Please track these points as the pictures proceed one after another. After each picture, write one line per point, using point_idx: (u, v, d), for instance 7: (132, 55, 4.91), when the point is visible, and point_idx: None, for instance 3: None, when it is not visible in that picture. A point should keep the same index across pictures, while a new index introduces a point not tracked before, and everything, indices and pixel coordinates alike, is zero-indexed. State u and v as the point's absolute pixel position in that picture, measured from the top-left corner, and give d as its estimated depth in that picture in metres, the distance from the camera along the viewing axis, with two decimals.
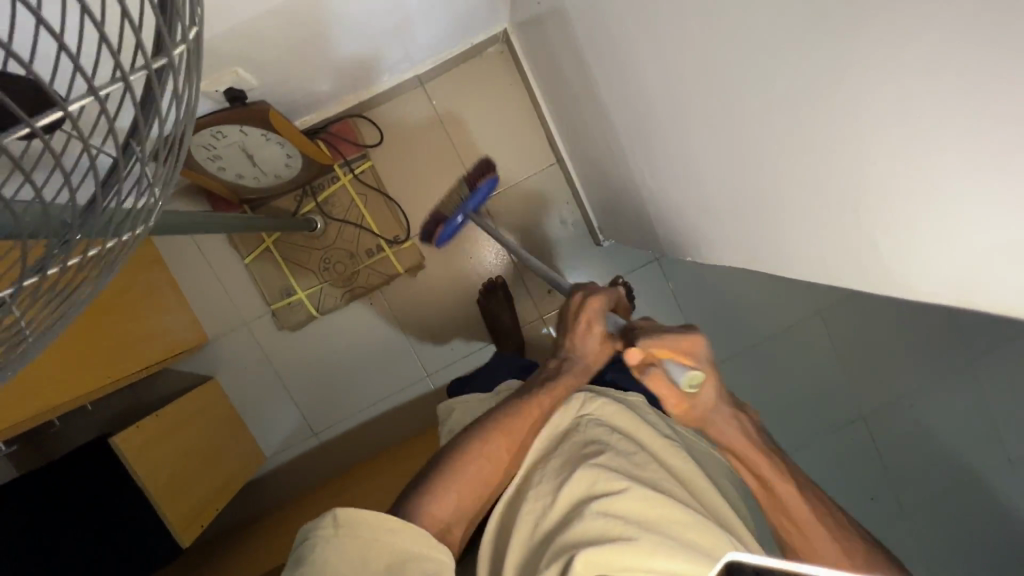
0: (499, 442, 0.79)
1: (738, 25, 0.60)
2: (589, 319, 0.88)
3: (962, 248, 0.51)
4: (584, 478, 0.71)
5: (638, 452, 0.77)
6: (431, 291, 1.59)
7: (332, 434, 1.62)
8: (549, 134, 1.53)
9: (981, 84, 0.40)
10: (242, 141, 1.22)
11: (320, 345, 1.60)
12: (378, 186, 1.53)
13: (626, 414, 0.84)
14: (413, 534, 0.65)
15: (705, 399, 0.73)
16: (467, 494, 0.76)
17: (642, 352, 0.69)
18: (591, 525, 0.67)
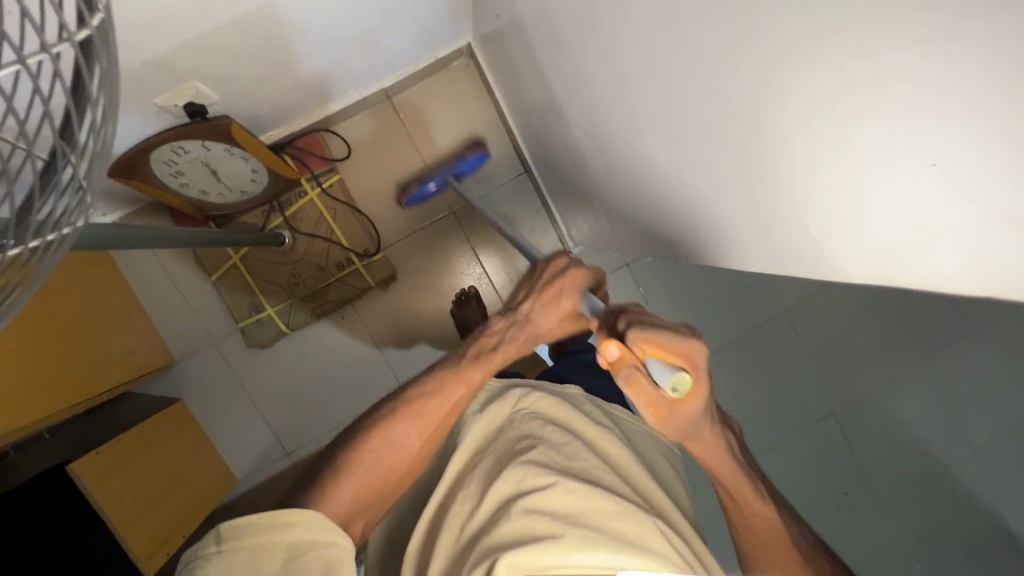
0: (416, 424, 0.80)
1: (662, 24, 0.60)
2: (561, 291, 0.83)
3: (877, 236, 0.48)
4: (509, 478, 0.73)
5: (569, 444, 0.79)
6: (404, 303, 1.58)
7: (305, 454, 1.57)
8: (517, 146, 1.56)
9: (861, 77, 0.41)
10: (206, 156, 1.20)
11: (290, 362, 1.57)
12: (346, 200, 1.53)
13: (560, 405, 0.85)
14: (306, 521, 0.68)
15: (686, 413, 0.65)
16: (374, 483, 0.78)
17: (623, 347, 0.63)
18: (517, 525, 0.68)
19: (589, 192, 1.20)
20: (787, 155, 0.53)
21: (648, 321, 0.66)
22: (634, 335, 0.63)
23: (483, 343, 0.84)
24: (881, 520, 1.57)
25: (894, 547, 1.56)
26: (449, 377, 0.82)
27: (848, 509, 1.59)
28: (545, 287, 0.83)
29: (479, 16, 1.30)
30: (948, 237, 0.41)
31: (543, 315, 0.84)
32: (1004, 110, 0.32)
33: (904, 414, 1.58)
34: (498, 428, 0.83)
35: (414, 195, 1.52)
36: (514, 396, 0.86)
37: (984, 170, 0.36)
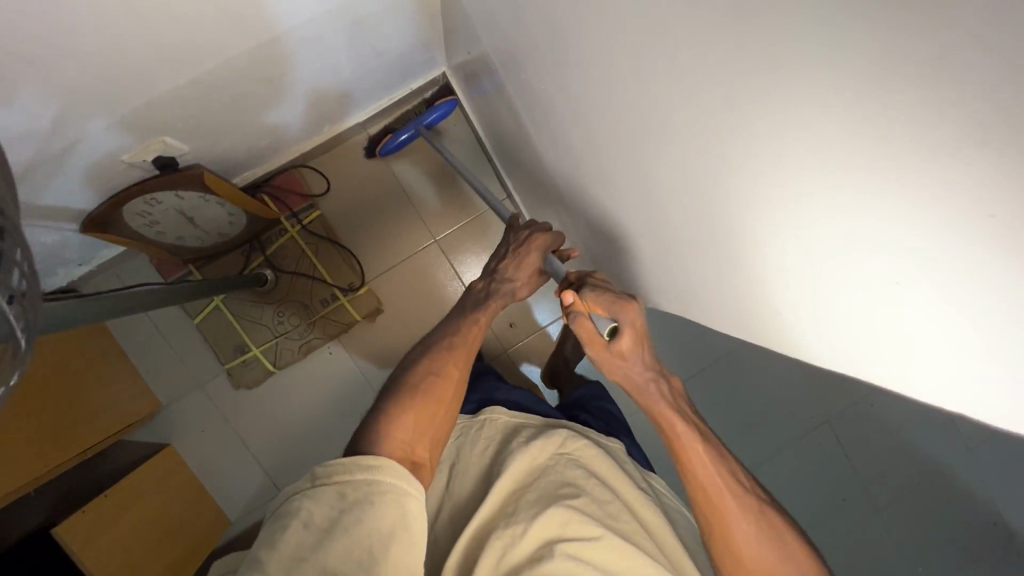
0: (447, 359, 0.93)
1: (625, 84, 0.59)
2: (529, 246, 1.03)
3: (845, 317, 0.47)
4: (556, 517, 0.76)
5: (612, 503, 0.82)
6: (393, 334, 1.56)
7: None
8: (498, 172, 1.55)
9: (827, 166, 0.39)
10: (178, 205, 1.18)
11: (280, 400, 1.55)
12: (327, 235, 1.52)
13: (605, 460, 0.89)
14: (390, 472, 0.71)
15: (624, 355, 0.82)
16: (428, 414, 0.86)
17: (575, 297, 0.83)
18: (559, 564, 0.71)
19: (569, 227, 1.18)
20: (766, 250, 0.51)
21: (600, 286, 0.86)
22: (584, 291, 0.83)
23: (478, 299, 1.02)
24: (881, 526, 1.57)
25: (898, 553, 1.56)
26: (460, 326, 0.98)
27: (849, 516, 1.58)
28: (518, 246, 1.04)
29: (452, 49, 1.29)
30: (930, 355, 0.40)
31: (519, 271, 1.03)
32: (987, 257, 0.31)
33: (899, 421, 1.58)
34: (541, 467, 0.85)
35: (387, 146, 1.38)
36: (558, 439, 0.90)
37: (955, 305, 0.35)
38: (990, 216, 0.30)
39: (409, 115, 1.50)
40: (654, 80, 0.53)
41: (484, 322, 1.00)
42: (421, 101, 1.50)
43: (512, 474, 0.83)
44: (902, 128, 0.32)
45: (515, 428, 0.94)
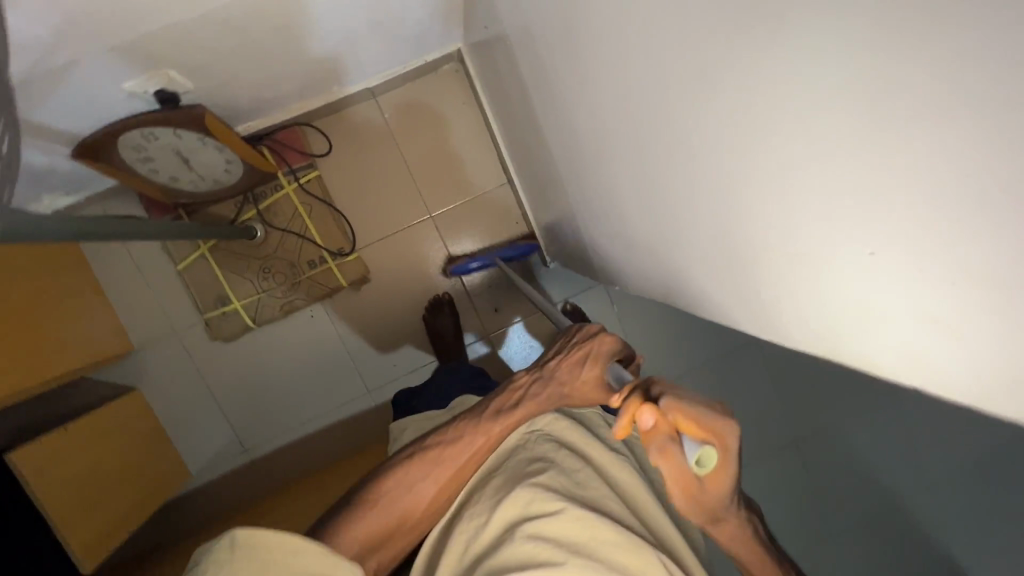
0: (437, 464, 0.81)
1: (628, 55, 0.57)
2: (589, 351, 0.78)
3: (821, 300, 0.47)
4: (519, 497, 0.75)
5: (581, 472, 0.82)
6: (376, 305, 1.56)
7: (263, 452, 1.55)
8: (501, 156, 1.55)
9: (809, 138, 0.38)
10: (177, 143, 1.16)
11: (255, 358, 1.54)
12: (323, 197, 1.51)
13: (578, 432, 0.89)
14: (320, 560, 0.64)
15: (709, 492, 0.60)
16: (395, 521, 0.77)
17: (657, 415, 0.53)
18: (520, 548, 0.70)
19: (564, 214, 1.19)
20: (760, 236, 0.50)
21: (669, 385, 0.58)
22: (669, 402, 0.54)
23: (506, 398, 0.84)
24: None
25: None
26: (471, 428, 0.83)
27: None
28: (579, 344, 0.80)
29: (470, 25, 1.28)
30: (895, 336, 0.41)
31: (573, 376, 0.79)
32: (979, 234, 0.30)
33: None
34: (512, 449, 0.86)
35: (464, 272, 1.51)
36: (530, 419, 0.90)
37: (928, 287, 0.36)
38: (981, 200, 0.29)
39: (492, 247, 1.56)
40: (654, 51, 0.52)
41: (500, 432, 0.84)
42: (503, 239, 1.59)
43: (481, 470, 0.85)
44: (878, 118, 0.32)
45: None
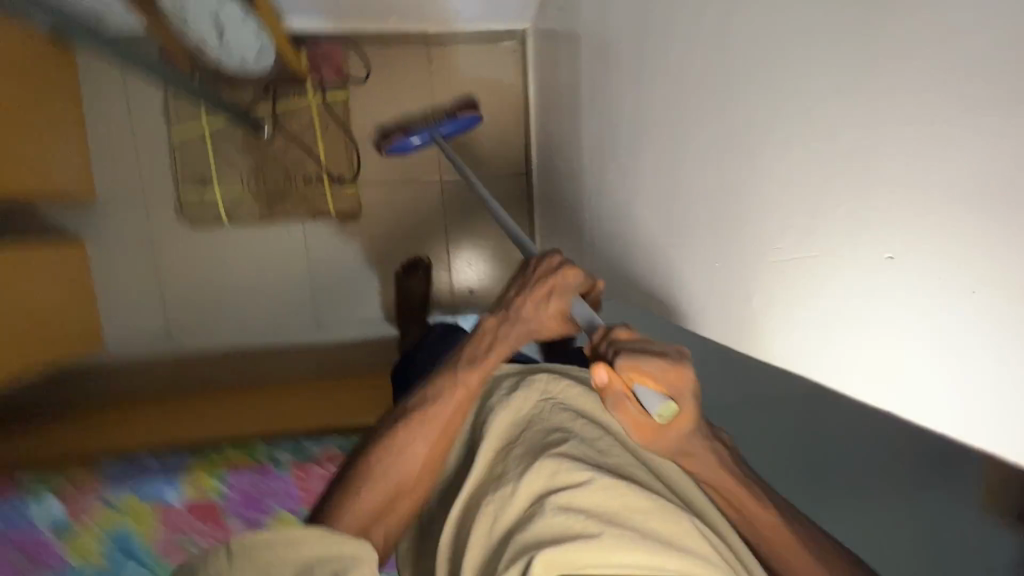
0: (422, 427, 0.67)
1: (743, 40, 0.60)
2: (554, 288, 0.69)
3: (850, 331, 0.51)
4: (542, 468, 0.57)
5: (609, 438, 0.63)
6: (356, 244, 1.50)
7: (189, 349, 1.48)
8: (528, 146, 1.53)
9: (926, 150, 0.42)
10: (217, 10, 1.08)
11: (215, 253, 1.46)
12: (343, 121, 1.45)
13: (600, 390, 0.68)
14: (314, 535, 0.53)
15: (690, 446, 0.54)
16: (387, 495, 0.65)
17: (611, 371, 0.50)
18: (552, 522, 0.52)
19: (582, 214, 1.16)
20: (806, 251, 0.54)
21: (629, 344, 0.54)
22: (621, 359, 0.50)
23: (474, 346, 0.68)
24: None
25: None
26: (443, 385, 0.68)
27: None
28: (540, 282, 0.70)
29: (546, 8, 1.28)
30: (906, 373, 0.47)
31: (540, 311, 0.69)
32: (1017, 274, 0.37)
33: None
34: (526, 419, 0.66)
35: (396, 146, 1.29)
36: (540, 380, 0.68)
37: (925, 310, 0.44)
38: None
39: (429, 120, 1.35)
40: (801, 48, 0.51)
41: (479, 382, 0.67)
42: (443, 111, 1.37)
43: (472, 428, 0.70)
44: None
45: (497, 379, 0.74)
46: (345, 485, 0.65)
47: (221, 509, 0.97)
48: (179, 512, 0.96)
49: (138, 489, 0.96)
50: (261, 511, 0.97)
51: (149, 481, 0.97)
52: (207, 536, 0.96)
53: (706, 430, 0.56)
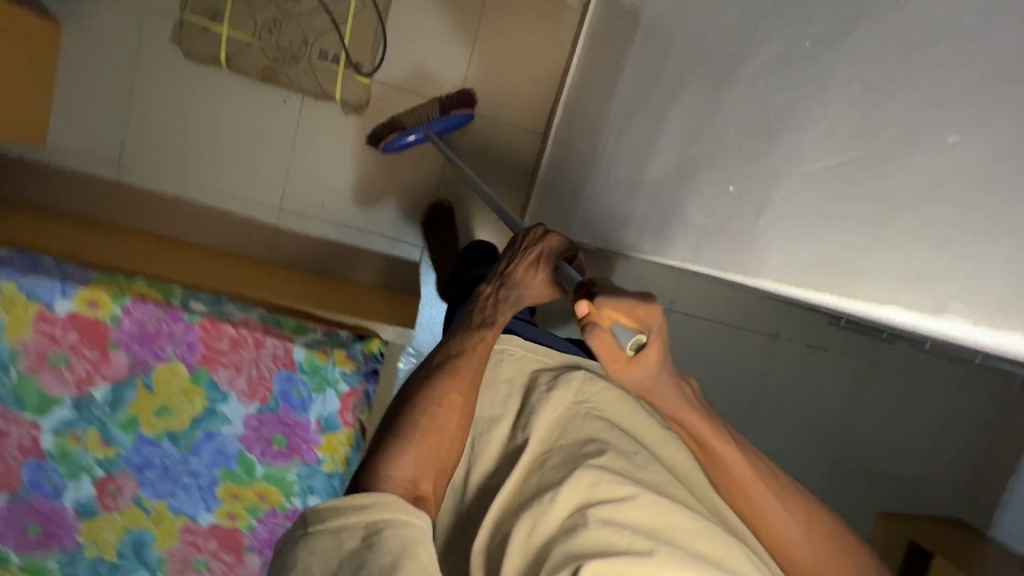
0: (454, 384, 0.69)
1: None
2: (542, 254, 0.69)
3: None
4: (582, 479, 0.66)
5: (639, 454, 0.73)
6: (345, 140, 1.40)
7: (134, 182, 1.36)
8: (553, 107, 1.44)
9: None
10: None
11: (197, 93, 1.34)
12: (379, 7, 1.33)
13: (628, 407, 0.80)
14: (381, 501, 0.56)
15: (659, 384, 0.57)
16: (428, 455, 0.65)
17: (591, 307, 0.52)
18: (596, 533, 0.61)
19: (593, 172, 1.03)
20: None
21: (608, 284, 0.56)
22: (601, 295, 0.52)
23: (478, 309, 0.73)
24: None
25: None
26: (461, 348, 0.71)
27: None
28: (530, 245, 0.70)
29: None
30: None
31: (529, 279, 0.70)
32: None
33: None
34: (560, 422, 0.77)
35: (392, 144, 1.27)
36: (575, 385, 0.80)
37: None
38: None
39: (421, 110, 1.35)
40: None
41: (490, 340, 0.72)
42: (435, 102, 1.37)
43: (512, 420, 0.79)
44: None
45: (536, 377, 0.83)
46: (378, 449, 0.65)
47: (112, 334, 0.88)
48: (61, 324, 0.86)
49: (21, 284, 0.85)
50: (154, 355, 0.89)
51: (37, 280, 0.85)
52: (85, 360, 0.88)
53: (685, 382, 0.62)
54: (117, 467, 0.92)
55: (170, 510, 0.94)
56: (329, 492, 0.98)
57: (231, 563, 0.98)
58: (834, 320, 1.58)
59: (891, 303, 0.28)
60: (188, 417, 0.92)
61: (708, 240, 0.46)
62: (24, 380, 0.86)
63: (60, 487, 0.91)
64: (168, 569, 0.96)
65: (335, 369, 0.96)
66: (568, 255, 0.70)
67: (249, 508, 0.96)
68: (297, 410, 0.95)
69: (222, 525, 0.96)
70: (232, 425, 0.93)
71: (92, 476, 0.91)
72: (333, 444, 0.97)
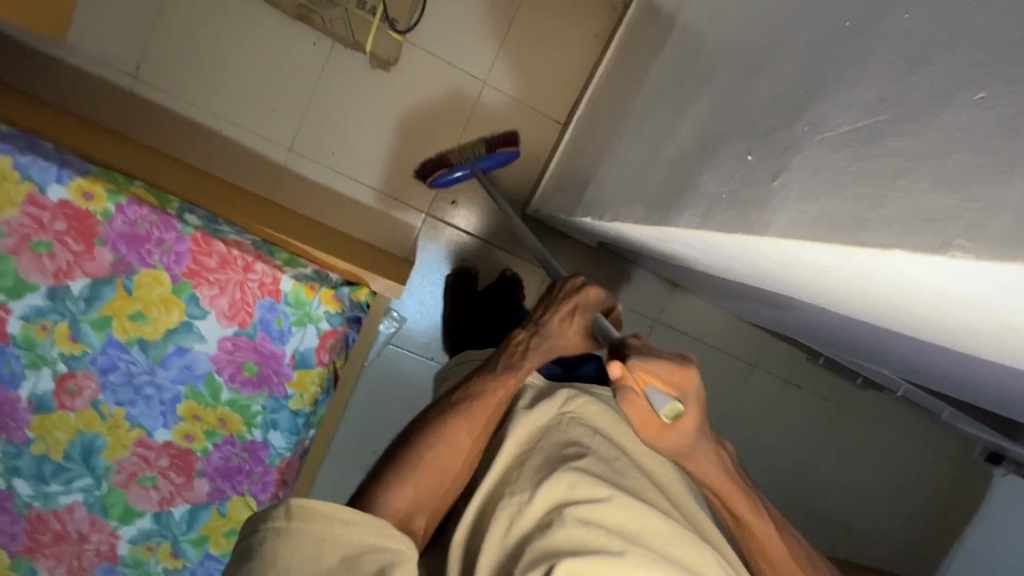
0: (463, 423, 0.77)
1: None
2: (579, 305, 0.78)
3: None
4: (560, 481, 0.68)
5: (619, 459, 0.75)
6: (369, 93, 1.39)
7: (149, 95, 1.33)
8: (579, 99, 1.44)
9: None
10: None
11: (229, 19, 1.33)
12: None
13: (610, 415, 0.82)
14: (370, 524, 0.62)
15: (680, 438, 0.60)
16: (431, 483, 0.74)
17: (623, 368, 0.55)
18: (569, 532, 0.65)
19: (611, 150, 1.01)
20: None
21: (639, 346, 0.60)
22: (633, 358, 0.55)
23: (507, 352, 0.81)
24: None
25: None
26: (483, 387, 0.79)
27: None
28: (565, 299, 0.79)
29: None
30: None
31: (563, 326, 0.79)
32: None
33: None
34: (544, 429, 0.77)
35: (439, 181, 1.32)
36: (561, 397, 0.81)
37: None
38: None
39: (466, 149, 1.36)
40: None
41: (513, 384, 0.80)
42: (477, 141, 1.36)
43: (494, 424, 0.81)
44: None
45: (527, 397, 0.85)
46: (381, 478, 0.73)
47: (101, 230, 0.86)
48: (51, 210, 0.85)
49: (16, 160, 0.83)
50: (140, 258, 0.88)
51: (35, 161, 0.83)
52: (68, 250, 0.86)
53: (716, 443, 0.68)
54: (80, 366, 0.89)
55: (126, 420, 0.92)
56: (291, 429, 0.97)
57: (179, 484, 0.96)
58: (813, 358, 1.60)
59: (893, 250, 0.28)
60: (163, 328, 0.90)
61: (718, 207, 0.46)
62: (1, 259, 0.84)
63: (17, 375, 0.88)
64: (113, 481, 0.94)
65: (320, 307, 0.95)
66: (601, 309, 0.79)
67: (208, 431, 0.95)
68: (274, 340, 0.93)
69: (177, 444, 0.94)
70: (206, 344, 0.91)
71: (53, 370, 0.89)
72: (304, 381, 0.96)
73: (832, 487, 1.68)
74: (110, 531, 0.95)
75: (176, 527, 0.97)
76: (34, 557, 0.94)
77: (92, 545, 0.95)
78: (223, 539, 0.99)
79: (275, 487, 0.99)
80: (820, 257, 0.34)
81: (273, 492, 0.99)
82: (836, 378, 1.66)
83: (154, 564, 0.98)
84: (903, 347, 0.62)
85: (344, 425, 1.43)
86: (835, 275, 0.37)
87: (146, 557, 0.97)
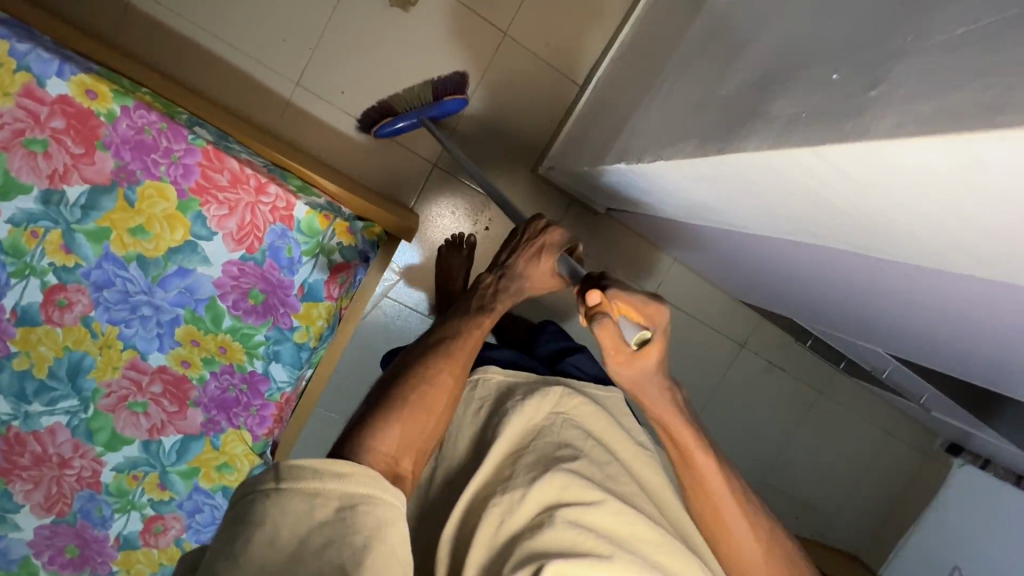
0: (440, 363, 0.70)
1: None
2: (543, 246, 0.74)
3: None
4: (552, 482, 0.63)
5: (611, 464, 0.71)
6: (385, 29, 1.33)
7: (151, 6, 1.25)
8: (599, 59, 1.41)
9: None
10: None
11: None
12: None
13: (604, 417, 0.77)
14: (359, 477, 0.53)
15: (642, 371, 0.63)
16: (422, 418, 0.66)
17: (603, 296, 0.58)
18: (559, 536, 0.60)
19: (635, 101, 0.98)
20: None
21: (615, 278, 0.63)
22: (613, 290, 0.59)
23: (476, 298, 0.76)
24: None
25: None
26: (455, 328, 0.73)
27: None
28: (529, 243, 0.75)
29: None
30: None
31: (529, 269, 0.75)
32: None
33: None
34: (535, 429, 0.72)
35: (382, 130, 1.29)
36: (554, 395, 0.75)
37: None
38: None
39: (412, 96, 1.31)
40: None
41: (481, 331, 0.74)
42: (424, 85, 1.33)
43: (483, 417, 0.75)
44: None
45: (510, 389, 0.78)
46: (365, 425, 0.63)
47: (103, 133, 0.80)
48: (49, 106, 0.78)
49: (12, 47, 0.76)
50: (145, 167, 0.82)
51: (33, 49, 0.77)
52: (66, 152, 0.80)
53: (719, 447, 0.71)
54: (72, 278, 0.84)
55: (119, 339, 0.87)
56: (294, 363, 0.93)
57: (171, 413, 0.92)
58: (802, 340, 1.65)
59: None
60: (165, 246, 0.85)
61: (799, 125, 0.45)
62: None
63: (3, 285, 0.82)
64: (100, 404, 0.89)
65: (333, 238, 0.91)
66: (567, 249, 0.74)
67: (206, 359, 0.91)
68: (283, 270, 0.89)
69: (172, 370, 0.90)
70: (210, 267, 0.87)
71: (41, 281, 0.83)
72: (311, 314, 0.92)
73: (807, 467, 1.74)
74: (94, 457, 0.91)
75: (165, 457, 0.93)
76: (10, 479, 0.89)
77: (73, 471, 0.91)
78: (214, 473, 0.95)
79: (272, 422, 0.96)
80: (931, 158, 0.34)
81: (270, 427, 0.96)
82: (819, 361, 1.71)
83: (139, 494, 0.94)
84: (938, 291, 0.62)
85: (335, 375, 1.40)
86: (932, 186, 0.37)
87: (131, 487, 0.93)
